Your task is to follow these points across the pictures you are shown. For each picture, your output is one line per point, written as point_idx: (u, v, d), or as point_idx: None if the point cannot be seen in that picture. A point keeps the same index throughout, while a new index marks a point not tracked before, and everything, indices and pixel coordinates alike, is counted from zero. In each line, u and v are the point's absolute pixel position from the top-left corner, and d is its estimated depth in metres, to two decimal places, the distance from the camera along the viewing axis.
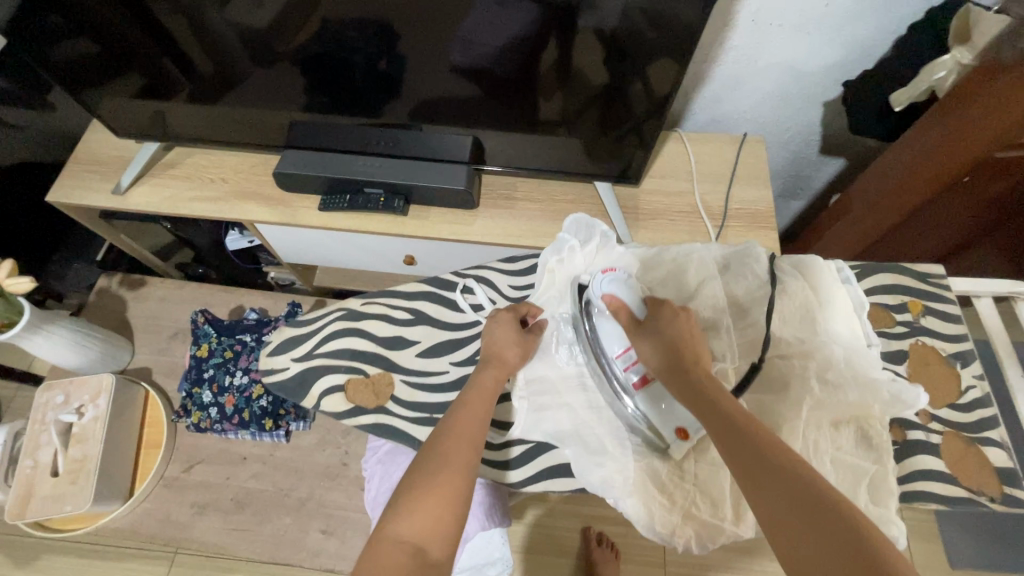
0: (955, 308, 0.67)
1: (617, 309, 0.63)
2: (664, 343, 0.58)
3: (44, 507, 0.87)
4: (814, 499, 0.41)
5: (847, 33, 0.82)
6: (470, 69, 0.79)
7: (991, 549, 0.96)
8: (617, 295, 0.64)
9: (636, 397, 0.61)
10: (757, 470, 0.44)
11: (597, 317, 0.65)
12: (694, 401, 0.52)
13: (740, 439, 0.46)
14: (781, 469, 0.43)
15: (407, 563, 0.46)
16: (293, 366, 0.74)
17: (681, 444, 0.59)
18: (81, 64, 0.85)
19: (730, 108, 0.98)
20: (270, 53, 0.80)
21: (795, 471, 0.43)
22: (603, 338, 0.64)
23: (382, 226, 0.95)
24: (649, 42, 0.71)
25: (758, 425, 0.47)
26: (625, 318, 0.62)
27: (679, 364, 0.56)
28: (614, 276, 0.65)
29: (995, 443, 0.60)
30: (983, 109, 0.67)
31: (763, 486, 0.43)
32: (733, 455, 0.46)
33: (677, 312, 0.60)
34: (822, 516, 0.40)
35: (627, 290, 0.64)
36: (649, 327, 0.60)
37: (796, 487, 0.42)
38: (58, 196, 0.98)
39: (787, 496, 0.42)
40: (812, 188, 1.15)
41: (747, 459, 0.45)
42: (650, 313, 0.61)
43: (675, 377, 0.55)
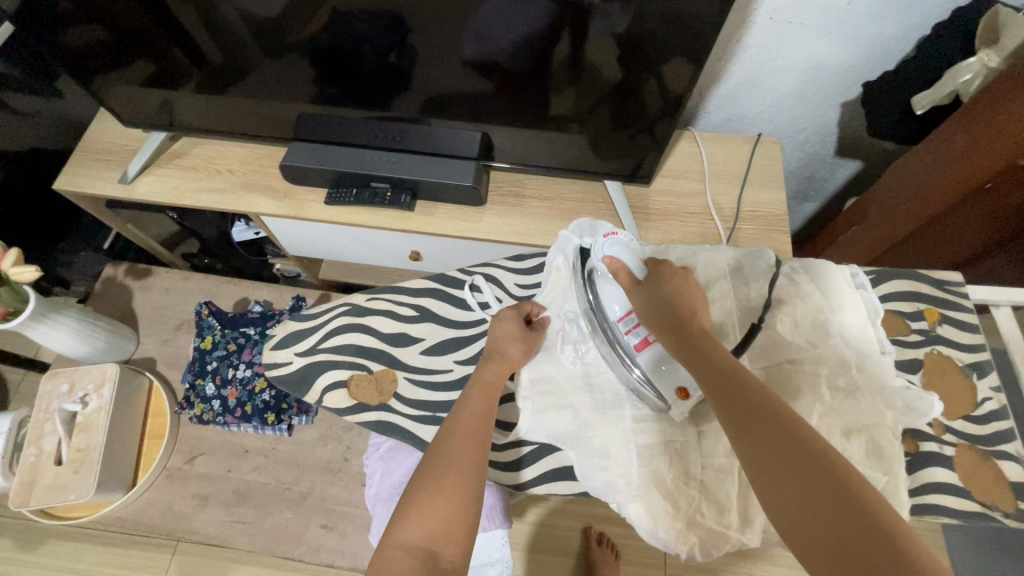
0: (973, 316, 0.65)
1: (617, 270, 0.59)
2: (664, 304, 0.55)
3: (47, 495, 0.87)
4: (817, 465, 0.39)
5: (867, 32, 0.80)
6: (482, 64, 0.77)
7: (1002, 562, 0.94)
8: (618, 257, 0.59)
9: (637, 359, 0.61)
10: (756, 433, 0.42)
11: (600, 279, 0.63)
12: (694, 363, 0.50)
13: (741, 400, 0.45)
14: (783, 433, 0.41)
15: (418, 568, 0.45)
16: (296, 361, 0.74)
17: (681, 404, 0.58)
18: (89, 52, 0.85)
19: (743, 107, 0.96)
20: (281, 44, 0.79)
21: (799, 435, 0.41)
22: (605, 301, 0.62)
23: (388, 221, 0.95)
24: (664, 40, 0.70)
25: (761, 388, 0.45)
26: (625, 279, 0.59)
27: (680, 325, 0.53)
28: (615, 239, 0.61)
29: (1011, 457, 0.59)
30: (1009, 110, 0.64)
31: (762, 449, 0.41)
32: (732, 417, 0.44)
33: (678, 275, 0.57)
34: (824, 483, 0.38)
35: (627, 251, 0.59)
36: (650, 289, 0.57)
37: (799, 452, 0.40)
38: (66, 185, 0.98)
39: (787, 460, 0.40)
40: (825, 190, 1.13)
41: (747, 422, 0.43)
42: (651, 273, 0.58)
43: (676, 339, 0.53)
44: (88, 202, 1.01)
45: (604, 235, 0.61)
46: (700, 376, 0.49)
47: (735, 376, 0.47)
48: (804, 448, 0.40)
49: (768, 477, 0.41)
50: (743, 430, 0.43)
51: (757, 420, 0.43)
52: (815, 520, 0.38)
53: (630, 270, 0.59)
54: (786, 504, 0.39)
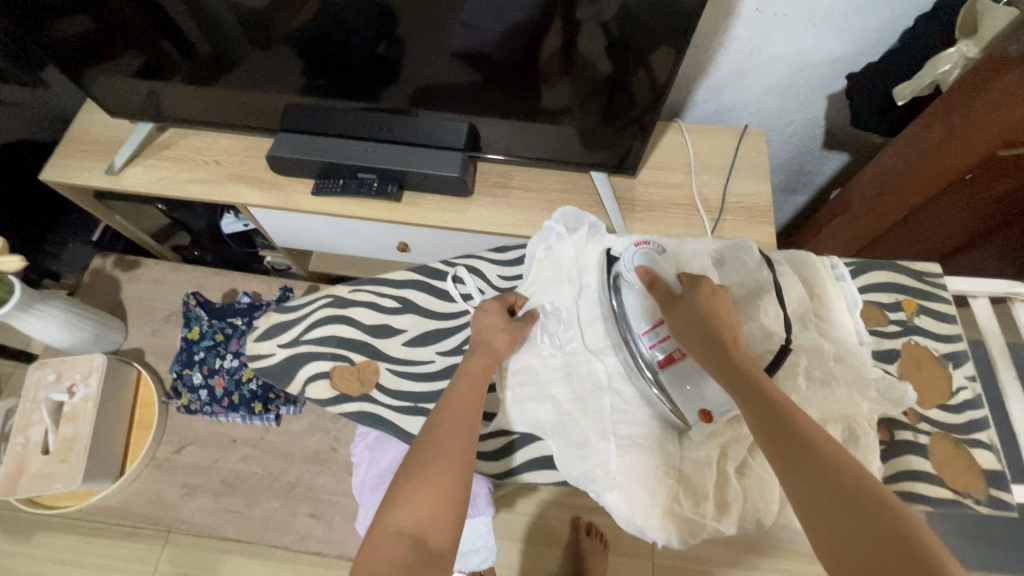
0: (951, 308, 0.66)
1: (652, 281, 0.60)
2: (699, 320, 0.54)
3: (34, 484, 0.88)
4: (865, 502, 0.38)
5: (854, 24, 0.80)
6: (471, 56, 0.77)
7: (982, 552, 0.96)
8: (653, 269, 0.61)
9: (659, 375, 0.60)
10: (803, 465, 0.41)
11: (627, 290, 0.63)
12: (733, 383, 0.48)
13: (785, 427, 0.43)
14: (831, 467, 0.40)
15: (406, 554, 0.46)
16: (279, 352, 0.74)
17: (702, 425, 0.58)
18: (73, 43, 0.84)
19: (730, 99, 0.96)
20: (267, 34, 0.79)
21: (846, 469, 0.40)
22: (630, 313, 0.62)
23: (375, 213, 0.95)
24: (650, 31, 0.70)
25: (804, 416, 0.44)
26: (660, 291, 0.59)
27: (716, 342, 0.52)
28: (646, 250, 0.62)
29: (985, 446, 0.59)
30: (986, 100, 0.65)
31: (811, 483, 0.40)
32: (776, 446, 0.43)
33: (715, 291, 0.56)
34: (873, 521, 0.37)
35: (660, 263, 0.61)
36: (686, 302, 0.56)
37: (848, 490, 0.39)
38: (51, 174, 0.97)
39: (837, 496, 0.39)
40: (814, 182, 1.13)
41: (794, 453, 0.42)
42: (688, 288, 0.58)
43: (712, 355, 0.51)
44: (75, 193, 1.01)
45: (635, 245, 0.63)
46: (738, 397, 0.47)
47: (777, 398, 0.45)
48: (851, 484, 0.39)
49: (817, 512, 0.39)
50: (789, 461, 0.42)
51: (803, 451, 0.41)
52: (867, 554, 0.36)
53: (666, 283, 0.59)
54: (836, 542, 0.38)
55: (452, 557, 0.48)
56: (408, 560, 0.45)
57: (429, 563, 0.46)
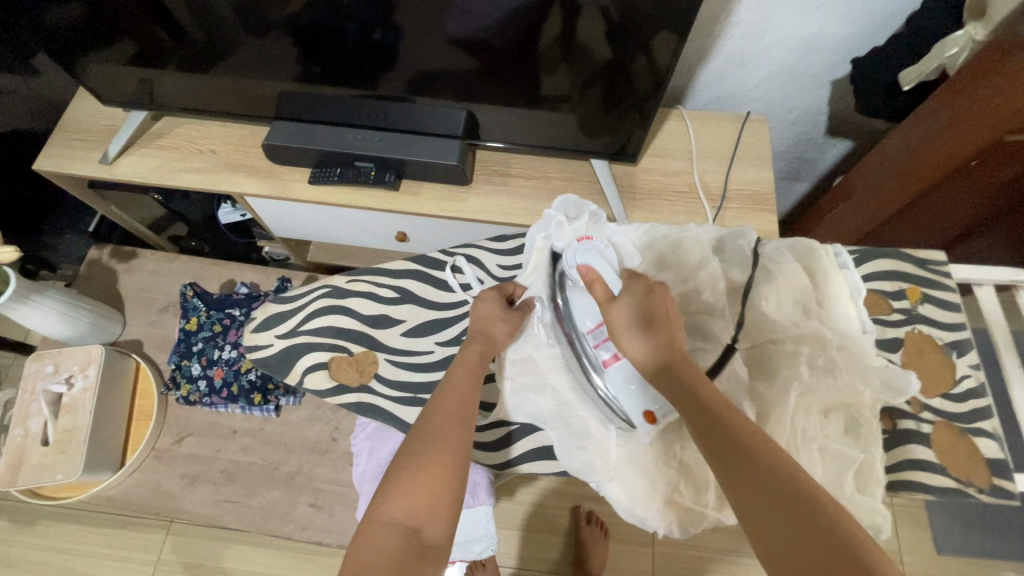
0: (955, 295, 0.65)
1: (592, 281, 0.57)
2: (639, 326, 0.51)
3: (34, 475, 0.88)
4: (812, 514, 0.38)
5: (860, 7, 0.78)
6: (468, 41, 0.76)
7: (977, 538, 0.97)
8: (592, 265, 0.58)
9: (604, 374, 0.60)
10: (749, 480, 0.40)
11: (573, 288, 0.62)
12: (676, 394, 0.47)
13: (729, 440, 0.42)
14: (776, 480, 0.40)
15: (400, 545, 0.46)
16: (277, 343, 0.74)
17: (647, 427, 0.57)
18: (64, 30, 0.83)
19: (733, 85, 0.94)
20: (261, 20, 0.77)
21: (791, 479, 0.40)
22: (574, 311, 0.62)
23: (373, 202, 0.94)
24: (651, 16, 0.68)
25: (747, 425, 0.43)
26: (600, 291, 0.56)
27: (657, 348, 0.50)
28: (590, 246, 0.59)
29: (989, 435, 0.59)
30: (994, 87, 0.64)
31: (759, 498, 0.40)
32: (722, 461, 0.42)
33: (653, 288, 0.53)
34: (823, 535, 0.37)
35: (601, 260, 0.58)
36: (623, 304, 0.53)
37: (795, 502, 0.39)
38: (44, 164, 0.96)
39: (783, 510, 0.38)
40: (816, 169, 1.12)
41: (740, 467, 0.41)
42: (627, 288, 0.55)
43: (654, 364, 0.50)
44: (70, 183, 1.00)
45: (578, 242, 0.60)
46: (681, 407, 0.47)
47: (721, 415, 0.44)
48: (799, 495, 0.39)
49: (766, 527, 0.39)
50: (734, 476, 0.41)
51: (749, 465, 0.41)
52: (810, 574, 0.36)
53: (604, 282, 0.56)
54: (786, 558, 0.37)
55: (447, 548, 0.48)
56: (403, 551, 0.45)
57: (425, 554, 0.46)
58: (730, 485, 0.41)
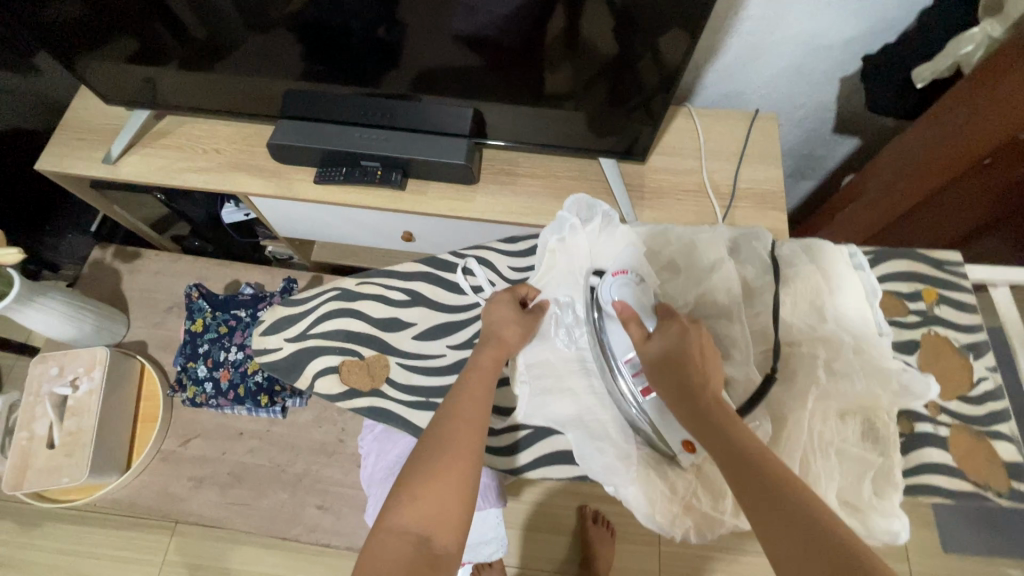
0: (971, 297, 0.65)
1: (627, 318, 0.57)
2: (672, 370, 0.52)
3: (41, 478, 0.87)
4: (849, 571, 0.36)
5: (872, 5, 0.77)
6: (473, 38, 0.75)
7: (986, 537, 0.96)
8: (627, 303, 0.58)
9: (645, 404, 0.57)
10: (782, 531, 0.40)
11: (608, 318, 0.61)
12: (709, 438, 0.47)
13: (761, 488, 0.42)
14: (814, 532, 0.39)
15: (411, 554, 0.45)
16: (287, 346, 0.73)
17: (688, 455, 0.57)
18: (64, 27, 0.81)
19: (742, 83, 0.93)
20: (264, 16, 0.76)
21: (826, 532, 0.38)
22: (612, 339, 0.60)
23: (380, 201, 0.93)
24: (660, 13, 0.67)
25: (782, 473, 0.43)
26: (635, 330, 0.56)
27: (691, 392, 0.50)
28: (624, 280, 0.60)
29: (1006, 438, 0.59)
30: (1011, 83, 0.63)
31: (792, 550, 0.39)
32: (755, 509, 0.42)
33: (688, 330, 0.53)
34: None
35: (636, 295, 0.58)
36: (659, 345, 0.53)
37: (831, 555, 0.37)
38: (46, 164, 0.95)
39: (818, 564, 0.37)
40: (824, 167, 1.11)
41: (772, 517, 0.40)
42: (662, 327, 0.55)
43: (687, 407, 0.50)
44: (72, 183, 0.99)
45: (612, 275, 0.61)
46: (715, 452, 0.47)
47: (761, 461, 0.43)
48: (836, 549, 0.37)
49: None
50: (769, 526, 0.40)
51: (781, 513, 0.40)
52: None
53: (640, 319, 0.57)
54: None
55: (457, 559, 0.47)
56: (412, 560, 0.45)
57: (434, 565, 0.45)
58: (763, 535, 0.41)
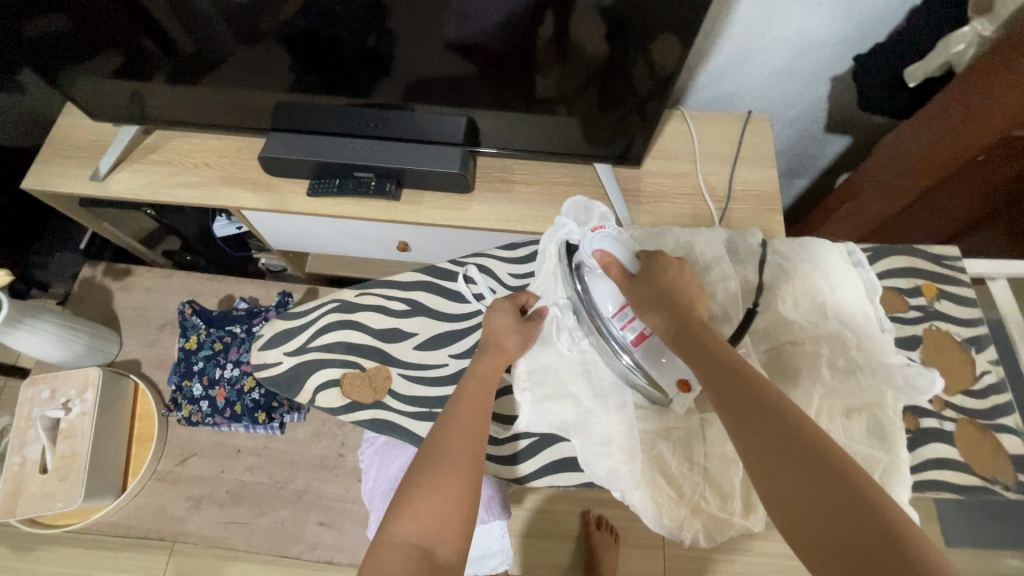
0: (971, 292, 0.65)
1: (607, 265, 0.58)
2: (659, 299, 0.53)
3: (34, 504, 0.85)
4: (826, 467, 0.37)
5: (859, 7, 0.78)
6: (465, 46, 0.74)
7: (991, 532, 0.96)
8: (608, 251, 0.58)
9: (635, 354, 0.59)
10: (758, 427, 0.40)
11: (591, 276, 0.61)
12: (689, 353, 0.48)
13: (743, 395, 0.42)
14: (788, 428, 0.39)
15: (412, 567, 0.44)
16: (287, 361, 0.72)
17: (682, 396, 0.59)
18: (49, 44, 0.80)
19: (733, 84, 0.94)
20: (254, 29, 0.75)
21: (801, 428, 0.39)
22: (597, 298, 0.60)
23: (375, 211, 0.92)
24: (651, 18, 0.67)
25: (758, 377, 0.43)
26: (616, 273, 0.57)
27: (679, 314, 0.51)
28: (603, 234, 0.60)
29: (1011, 430, 0.59)
30: (1004, 82, 0.62)
31: (770, 447, 0.39)
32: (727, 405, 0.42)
33: (670, 268, 0.55)
34: (826, 480, 0.37)
35: (617, 245, 0.59)
36: (642, 282, 0.55)
37: (803, 451, 0.38)
38: (34, 183, 0.94)
39: (798, 461, 0.38)
40: (816, 166, 1.12)
41: (753, 418, 0.41)
42: (644, 266, 0.57)
43: (671, 325, 0.51)
44: (60, 201, 0.97)
45: (591, 230, 0.60)
46: (693, 363, 0.47)
47: (740, 367, 0.44)
48: (815, 450, 0.38)
49: (778, 476, 0.38)
50: (745, 423, 0.41)
51: (761, 416, 0.40)
52: (822, 520, 0.36)
53: (621, 263, 0.57)
54: (798, 510, 0.37)
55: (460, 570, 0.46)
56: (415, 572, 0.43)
57: None
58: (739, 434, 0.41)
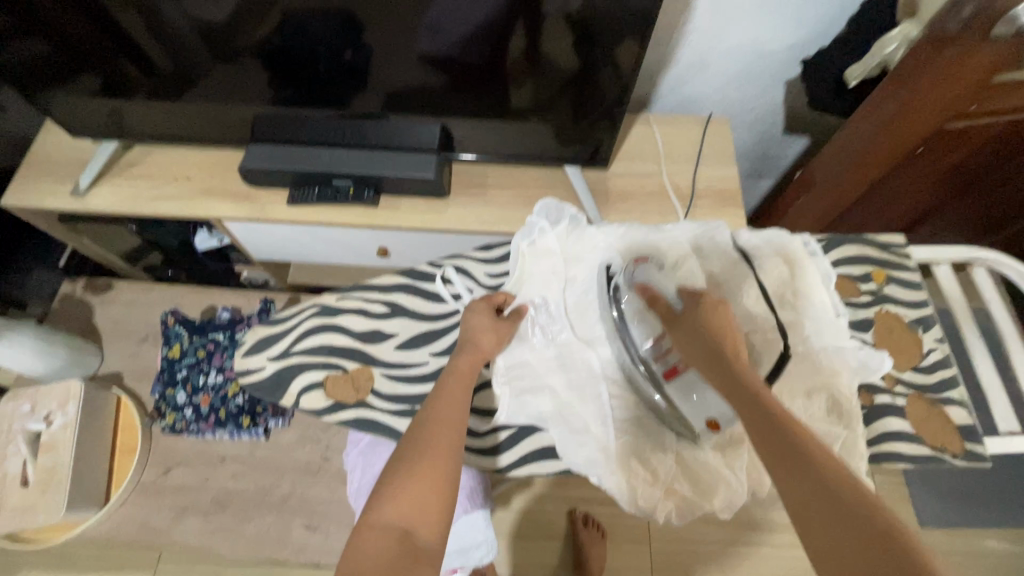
0: (916, 275, 0.70)
1: (654, 298, 0.63)
2: (703, 339, 0.56)
3: (14, 519, 0.85)
4: (869, 522, 0.39)
5: (805, 17, 0.83)
6: (439, 59, 0.78)
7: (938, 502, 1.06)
8: (652, 285, 0.64)
9: (666, 387, 0.62)
10: (801, 476, 0.42)
11: (630, 305, 0.65)
12: (733, 395, 0.50)
13: (786, 444, 0.44)
14: (829, 480, 0.41)
15: (393, 547, 0.45)
16: (270, 366, 0.74)
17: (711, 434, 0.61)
18: (27, 65, 0.82)
19: (694, 91, 0.99)
20: (231, 48, 0.78)
21: (844, 482, 0.41)
22: (632, 326, 0.64)
23: (354, 219, 0.94)
24: (612, 27, 0.71)
25: (808, 431, 0.45)
26: (661, 308, 0.61)
27: (721, 357, 0.53)
28: (647, 266, 0.66)
29: (958, 403, 0.63)
30: (932, 77, 0.66)
31: (811, 498, 0.41)
32: (773, 455, 0.44)
33: (714, 310, 0.58)
34: (867, 533, 0.38)
35: (660, 283, 0.64)
36: (687, 321, 0.58)
37: (844, 503, 0.40)
38: (12, 200, 0.94)
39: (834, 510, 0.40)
40: (779, 166, 1.17)
41: (795, 467, 0.43)
42: (688, 304, 0.60)
43: (714, 367, 0.53)
44: (39, 217, 0.98)
45: (633, 263, 0.67)
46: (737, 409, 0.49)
47: (782, 417, 0.46)
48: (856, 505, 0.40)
49: (818, 527, 0.40)
50: (787, 469, 0.43)
51: (803, 467, 0.42)
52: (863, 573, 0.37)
53: (665, 300, 0.62)
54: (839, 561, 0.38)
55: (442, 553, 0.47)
56: (395, 552, 0.45)
57: (418, 556, 0.45)
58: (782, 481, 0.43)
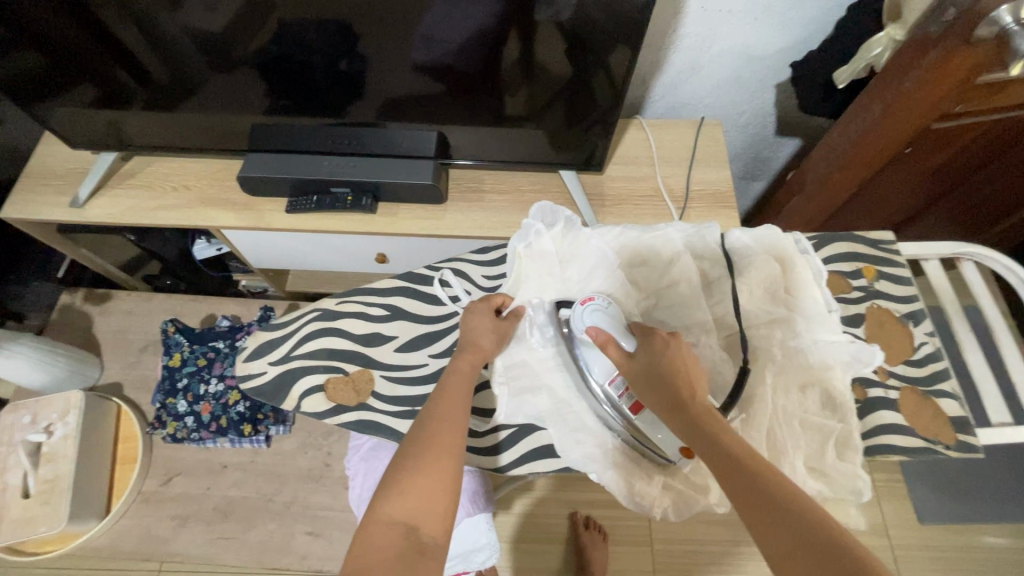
0: (905, 270, 0.71)
1: (604, 342, 0.60)
2: (661, 380, 0.54)
3: (16, 531, 0.85)
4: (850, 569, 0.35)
5: (790, 22, 0.85)
6: (434, 67, 0.79)
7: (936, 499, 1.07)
8: (599, 327, 0.62)
9: (636, 421, 0.61)
10: (772, 523, 0.39)
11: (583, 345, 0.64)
12: (700, 439, 0.48)
13: (753, 488, 0.42)
14: (799, 524, 0.38)
15: (399, 542, 0.46)
16: (271, 370, 0.74)
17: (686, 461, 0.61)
18: (26, 78, 0.83)
19: (685, 95, 1.01)
20: (228, 59, 0.79)
21: (818, 524, 0.38)
22: (590, 366, 0.63)
23: (352, 225, 0.95)
24: (603, 34, 0.73)
25: (773, 471, 0.43)
26: (613, 352, 0.59)
27: (680, 398, 0.52)
28: (594, 307, 0.63)
29: (949, 395, 0.64)
30: (917, 78, 0.68)
31: (784, 548, 0.38)
32: (745, 504, 0.42)
33: (665, 344, 0.56)
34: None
35: (606, 320, 0.62)
36: (642, 362, 0.56)
37: (820, 549, 0.37)
38: (11, 212, 0.95)
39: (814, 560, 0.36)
40: (770, 167, 1.19)
41: (765, 514, 0.40)
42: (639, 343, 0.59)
43: (674, 412, 0.52)
44: (38, 229, 0.98)
45: (581, 305, 0.64)
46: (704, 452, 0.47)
47: (746, 458, 0.44)
48: (833, 548, 0.37)
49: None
50: (755, 517, 0.41)
51: (773, 511, 0.40)
52: None
53: (614, 341, 0.60)
54: None
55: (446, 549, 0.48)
56: (402, 546, 0.46)
57: (423, 552, 0.46)
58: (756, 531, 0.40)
